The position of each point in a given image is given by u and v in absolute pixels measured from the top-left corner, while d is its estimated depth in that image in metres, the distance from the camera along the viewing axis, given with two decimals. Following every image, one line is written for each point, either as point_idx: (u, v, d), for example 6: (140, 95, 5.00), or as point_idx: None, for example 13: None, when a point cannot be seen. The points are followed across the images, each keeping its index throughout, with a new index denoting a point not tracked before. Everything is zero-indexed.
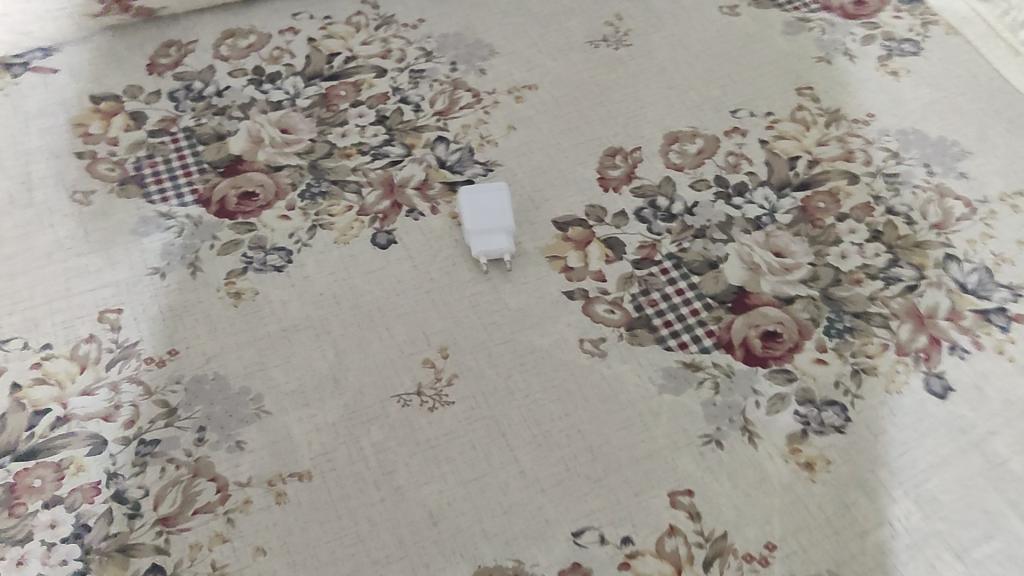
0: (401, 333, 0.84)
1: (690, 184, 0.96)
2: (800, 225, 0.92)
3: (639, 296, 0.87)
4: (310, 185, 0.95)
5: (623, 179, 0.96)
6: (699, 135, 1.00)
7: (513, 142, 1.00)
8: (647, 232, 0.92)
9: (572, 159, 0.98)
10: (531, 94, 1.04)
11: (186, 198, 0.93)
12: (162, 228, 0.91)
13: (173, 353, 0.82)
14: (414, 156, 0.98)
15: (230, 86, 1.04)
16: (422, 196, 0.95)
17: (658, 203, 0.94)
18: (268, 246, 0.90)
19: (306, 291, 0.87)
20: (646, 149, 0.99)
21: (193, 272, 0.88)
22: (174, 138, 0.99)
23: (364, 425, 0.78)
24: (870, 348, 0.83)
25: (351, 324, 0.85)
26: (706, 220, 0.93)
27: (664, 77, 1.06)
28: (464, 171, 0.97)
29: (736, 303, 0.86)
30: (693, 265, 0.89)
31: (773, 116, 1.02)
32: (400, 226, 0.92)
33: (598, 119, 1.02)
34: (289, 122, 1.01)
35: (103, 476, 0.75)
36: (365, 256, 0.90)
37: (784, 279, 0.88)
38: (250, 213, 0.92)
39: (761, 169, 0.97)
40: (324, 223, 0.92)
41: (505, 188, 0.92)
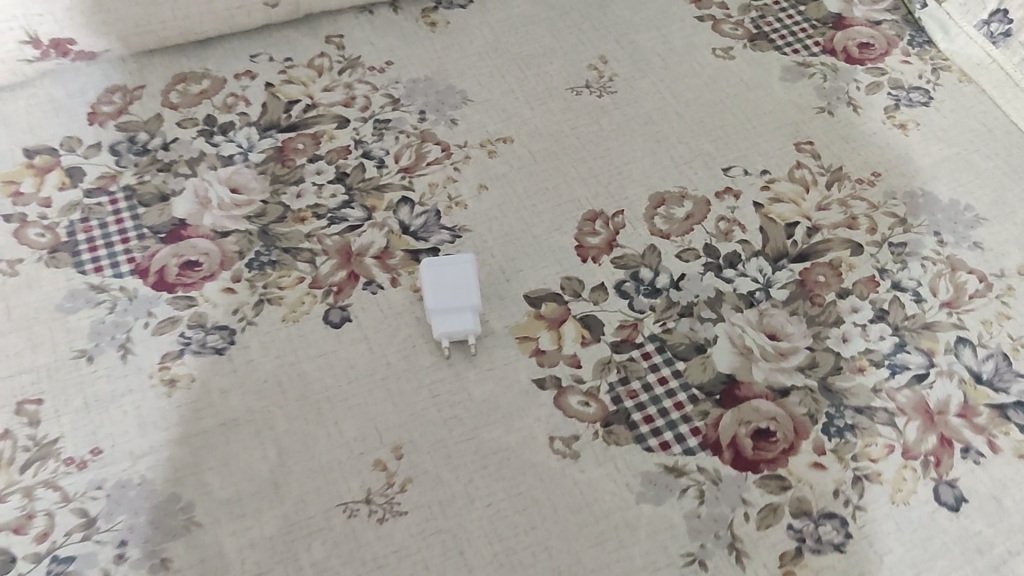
0: (352, 430, 0.75)
1: (677, 253, 0.87)
2: (797, 302, 0.83)
3: (617, 387, 0.78)
4: (259, 253, 0.86)
5: (603, 248, 0.87)
6: (687, 197, 0.91)
7: (484, 203, 0.91)
8: (628, 309, 0.83)
9: (548, 223, 0.89)
10: (505, 148, 0.95)
11: (122, 268, 0.85)
12: (92, 303, 0.83)
13: (95, 452, 0.74)
14: (375, 219, 0.89)
15: (177, 139, 0.95)
16: (381, 265, 0.86)
17: (641, 275, 0.85)
18: (209, 324, 0.81)
19: (248, 378, 0.78)
20: (630, 212, 0.90)
21: (123, 355, 0.79)
22: (113, 198, 0.90)
23: (305, 541, 0.70)
24: (874, 450, 0.75)
25: (297, 418, 0.76)
26: (694, 295, 0.84)
27: (651, 128, 0.97)
28: (429, 237, 0.88)
29: (725, 395, 0.78)
30: (678, 349, 0.80)
31: (769, 175, 0.93)
32: (356, 301, 0.83)
33: (578, 177, 0.93)
34: (239, 180, 0.92)
35: None
36: (316, 337, 0.81)
37: (779, 367, 0.79)
38: (192, 285, 0.84)
39: (756, 237, 0.88)
40: (272, 296, 0.83)
41: (473, 258, 0.83)
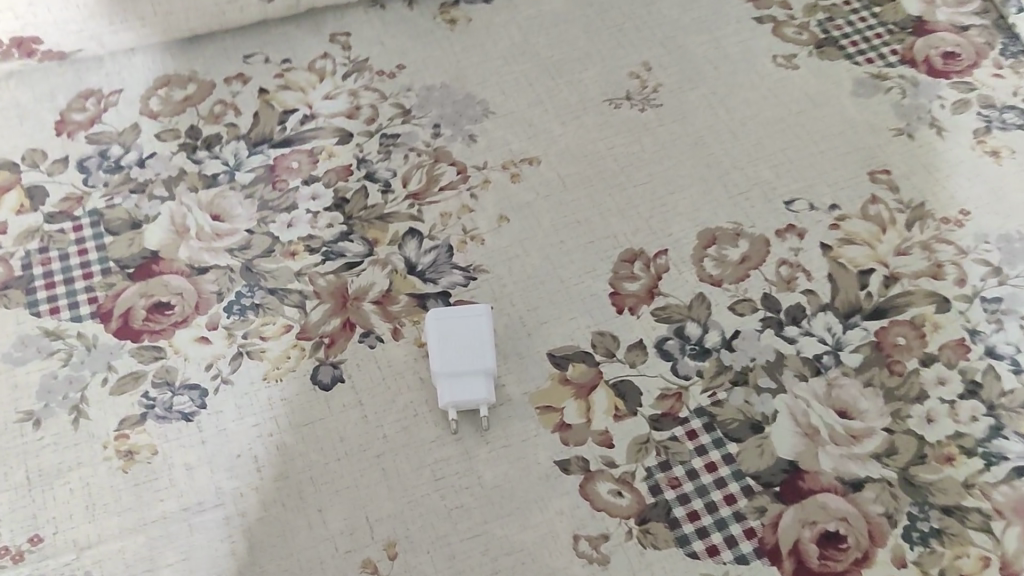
0: (337, 521, 0.63)
1: (730, 305, 0.74)
2: (872, 370, 0.70)
3: (656, 473, 0.65)
4: (240, 294, 0.74)
5: (643, 296, 0.74)
6: (743, 236, 0.78)
7: (504, 238, 0.78)
8: (671, 373, 0.70)
9: (578, 264, 0.76)
10: (530, 171, 0.82)
11: (81, 310, 0.73)
12: (44, 353, 0.71)
13: (35, 541, 0.63)
14: (377, 255, 0.76)
15: (155, 153, 0.83)
16: (382, 313, 0.73)
17: (686, 332, 0.72)
18: (177, 383, 0.70)
19: (218, 452, 0.66)
20: (675, 253, 0.77)
21: (75, 419, 0.68)
22: (77, 224, 0.79)
23: None
24: (964, 564, 0.62)
25: (274, 503, 0.64)
26: (750, 358, 0.71)
27: (700, 151, 0.84)
28: (438, 279, 0.75)
29: (786, 488, 0.65)
30: (731, 427, 0.67)
31: (838, 211, 0.79)
32: (350, 356, 0.71)
33: (614, 207, 0.80)
34: (222, 204, 0.80)
35: None
36: (301, 401, 0.69)
37: (850, 453, 0.66)
38: (160, 333, 0.72)
39: (823, 287, 0.75)
40: (252, 349, 0.71)
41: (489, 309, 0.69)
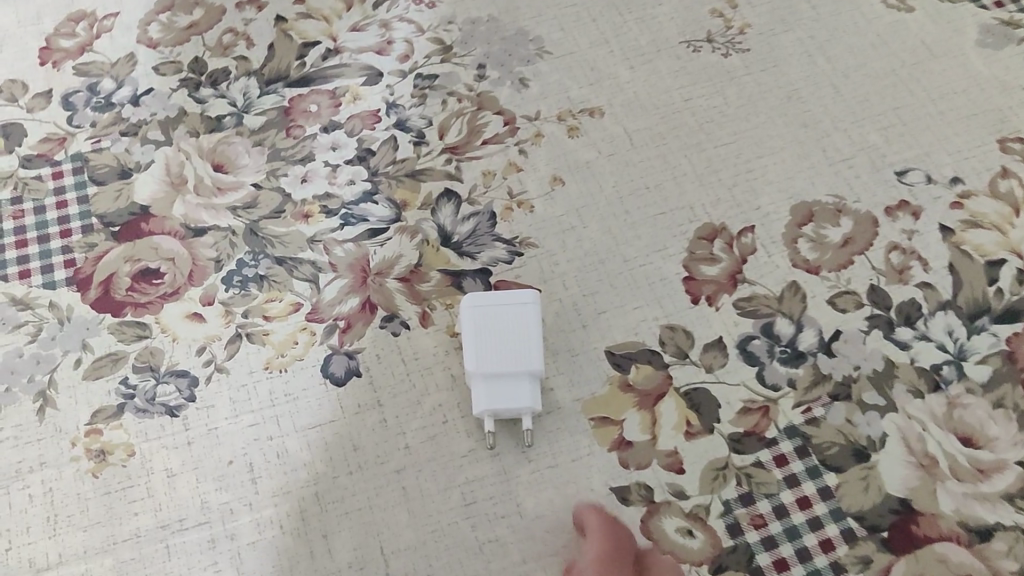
0: (346, 551, 0.52)
1: (830, 299, 0.61)
2: (1003, 388, 0.57)
3: (735, 509, 0.53)
4: (242, 262, 0.62)
5: (723, 282, 0.61)
6: (846, 213, 0.64)
7: (557, 205, 0.65)
8: (756, 382, 0.57)
9: (646, 241, 0.63)
10: (591, 124, 0.69)
11: (55, 274, 0.62)
12: (9, 326, 0.60)
13: None
14: (405, 222, 0.64)
15: (152, 89, 0.71)
16: (408, 292, 0.61)
17: (775, 330, 0.59)
18: (163, 369, 0.58)
19: (207, 457, 0.55)
20: (763, 231, 0.64)
21: (40, 409, 0.57)
22: (57, 170, 0.67)
23: None
24: None
25: (270, 524, 0.53)
26: (852, 367, 0.58)
27: (795, 109, 0.70)
28: (477, 252, 0.63)
29: (895, 534, 0.53)
30: (829, 454, 0.55)
31: (962, 186, 0.66)
32: (369, 344, 0.59)
33: (691, 172, 0.67)
34: (227, 153, 0.67)
35: None
36: (309, 399, 0.57)
37: (976, 492, 0.54)
38: (145, 307, 0.60)
39: (943, 280, 0.62)
40: (253, 332, 0.59)
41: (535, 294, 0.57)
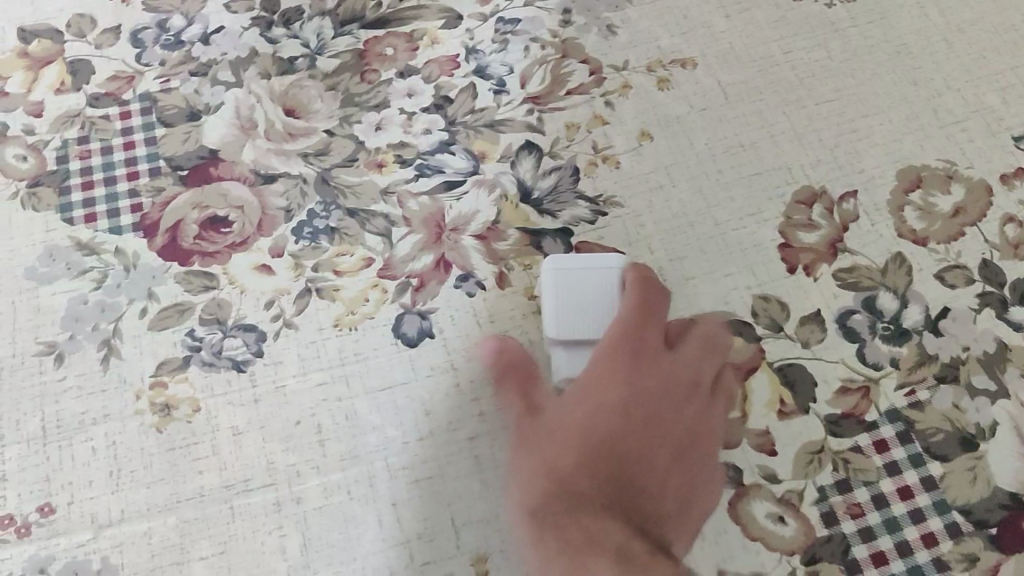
0: (415, 521, 0.50)
1: (938, 273, 0.56)
2: None
3: (831, 497, 0.50)
4: (313, 213, 0.59)
5: (822, 252, 0.57)
6: (957, 179, 0.60)
7: (644, 161, 0.61)
8: (855, 361, 0.54)
9: (739, 204, 0.59)
10: (683, 76, 0.65)
11: (121, 219, 0.60)
12: (74, 271, 0.58)
13: (45, 511, 0.51)
14: (483, 175, 0.61)
15: (223, 28, 0.68)
16: (485, 250, 0.58)
17: (878, 305, 0.55)
18: (230, 323, 0.56)
19: (273, 416, 0.53)
20: (867, 196, 0.59)
21: (104, 359, 0.55)
22: (125, 110, 0.64)
23: None
24: None
25: (337, 489, 0.51)
26: (961, 348, 0.54)
27: (905, 64, 0.65)
28: (558, 209, 0.59)
29: (1004, 531, 0.49)
30: (933, 441, 0.51)
31: None
32: (442, 304, 0.56)
33: (789, 131, 0.62)
34: (299, 97, 0.64)
35: None
36: (380, 359, 0.55)
37: None
38: (212, 257, 0.58)
39: None
40: (323, 287, 0.57)
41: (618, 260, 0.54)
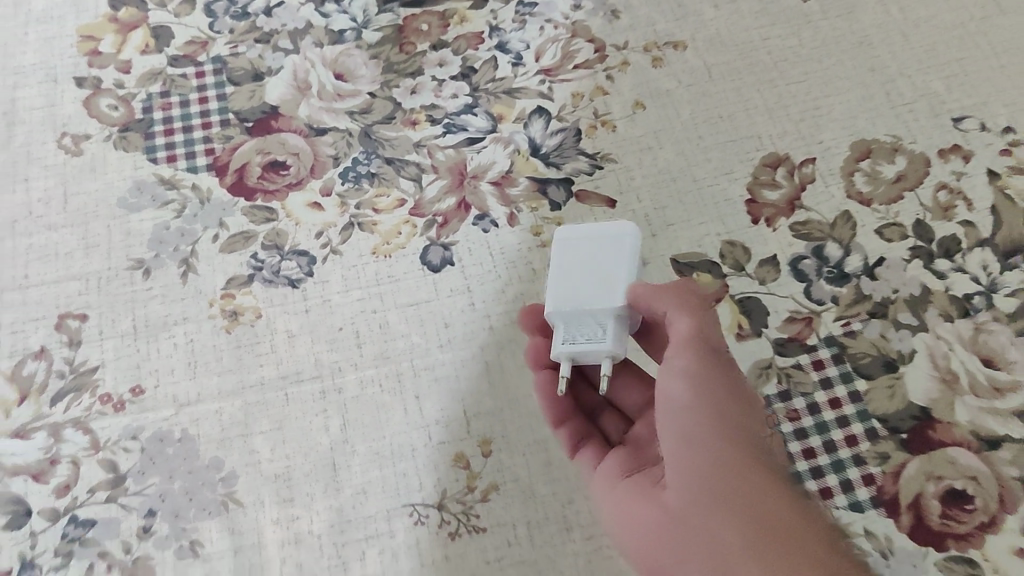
0: (434, 410, 0.62)
1: (878, 228, 0.67)
2: None
3: (774, 403, 0.62)
4: (357, 160, 0.71)
5: (781, 207, 0.68)
6: (901, 151, 0.70)
7: (637, 128, 0.72)
8: (802, 297, 0.65)
9: (715, 165, 0.70)
10: (674, 57, 0.76)
11: (198, 160, 0.71)
12: (159, 202, 0.70)
13: (136, 392, 0.63)
14: (500, 133, 0.72)
15: (284, 3, 0.79)
16: (500, 195, 0.70)
17: (825, 252, 0.67)
18: (287, 247, 0.68)
19: (321, 323, 0.65)
20: (823, 163, 0.70)
21: (184, 273, 0.67)
22: (199, 70, 0.76)
23: (359, 545, 0.57)
24: None
25: (372, 382, 0.63)
26: (892, 290, 0.65)
27: (865, 53, 0.75)
28: (562, 164, 0.71)
29: (913, 437, 0.60)
30: (862, 363, 0.63)
31: (1014, 134, 0.71)
32: (462, 238, 0.68)
33: (761, 106, 0.73)
34: (347, 63, 0.76)
35: (15, 565, 0.57)
36: (409, 281, 0.66)
37: (990, 408, 0.61)
38: (273, 194, 0.70)
39: (985, 219, 0.67)
40: (364, 221, 0.69)
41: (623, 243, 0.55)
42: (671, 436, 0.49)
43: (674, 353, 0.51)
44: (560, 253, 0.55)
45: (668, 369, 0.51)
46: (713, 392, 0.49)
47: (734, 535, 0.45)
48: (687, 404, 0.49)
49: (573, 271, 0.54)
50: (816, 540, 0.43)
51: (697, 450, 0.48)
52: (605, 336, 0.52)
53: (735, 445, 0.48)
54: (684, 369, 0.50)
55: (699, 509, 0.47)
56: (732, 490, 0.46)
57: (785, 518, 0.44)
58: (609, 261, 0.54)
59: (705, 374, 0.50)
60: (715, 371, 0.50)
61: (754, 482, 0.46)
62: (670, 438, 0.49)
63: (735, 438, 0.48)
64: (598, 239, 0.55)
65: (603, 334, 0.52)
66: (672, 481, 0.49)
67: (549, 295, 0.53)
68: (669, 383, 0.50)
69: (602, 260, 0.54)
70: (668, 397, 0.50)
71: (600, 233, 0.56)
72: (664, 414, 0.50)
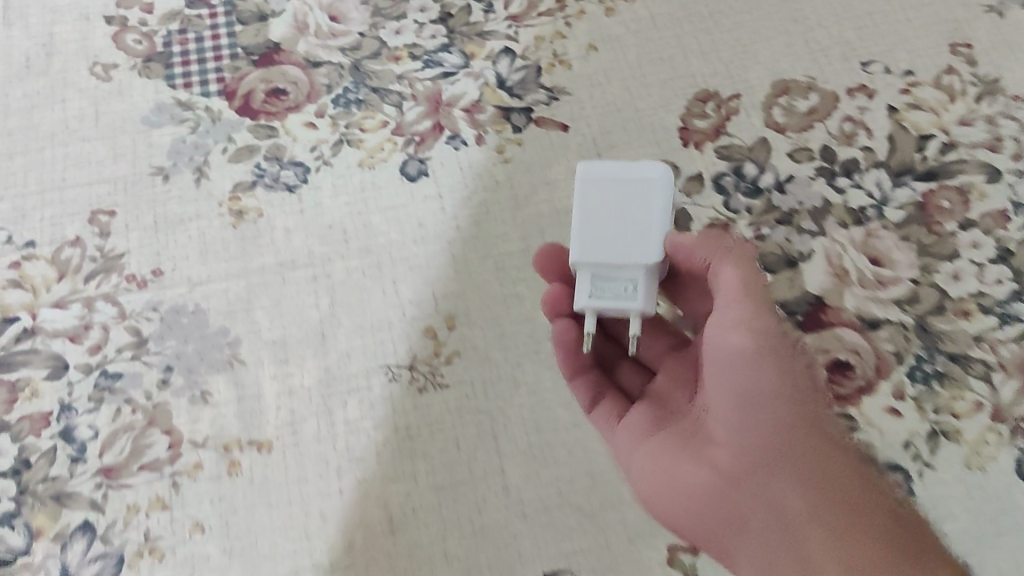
0: (408, 292, 0.73)
1: (790, 152, 0.79)
2: (911, 226, 0.75)
3: None
4: (347, 89, 0.83)
5: (708, 134, 0.80)
6: (815, 89, 0.82)
7: (590, 67, 0.84)
8: (722, 206, 0.77)
9: (655, 98, 0.82)
10: (624, 7, 0.87)
11: (210, 87, 0.83)
12: (176, 120, 0.81)
13: (157, 273, 0.74)
14: (471, 69, 0.84)
15: None
16: (469, 120, 0.81)
17: (743, 171, 0.78)
18: (286, 158, 0.79)
19: (314, 221, 0.76)
20: (747, 98, 0.82)
21: (197, 179, 0.78)
22: (212, 11, 0.87)
23: (342, 396, 0.69)
24: (959, 405, 0.68)
25: (355, 270, 0.74)
26: (798, 202, 0.77)
27: (790, 7, 0.87)
28: (523, 95, 0.82)
29: (808, 318, 0.72)
30: (768, 260, 0.74)
31: (912, 77, 0.82)
32: (435, 154, 0.80)
33: (697, 50, 0.85)
34: (340, 8, 0.87)
35: (56, 407, 0.69)
36: (389, 188, 0.78)
37: (874, 295, 0.72)
38: (275, 115, 0.81)
39: (881, 146, 0.79)
40: (352, 139, 0.80)
41: (660, 187, 0.55)
42: (728, 390, 0.55)
43: (726, 301, 0.55)
44: (588, 192, 0.55)
45: (720, 321, 0.55)
46: (772, 357, 0.54)
47: (805, 500, 0.52)
48: (749, 360, 0.54)
49: (597, 219, 0.55)
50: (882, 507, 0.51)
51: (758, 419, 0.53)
52: (636, 294, 0.55)
53: (791, 407, 0.54)
54: (744, 320, 0.54)
55: (763, 470, 0.53)
56: (802, 463, 0.53)
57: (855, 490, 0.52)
58: (640, 212, 0.55)
59: (763, 331, 0.54)
60: (768, 331, 0.54)
61: (813, 444, 0.53)
62: (727, 396, 0.54)
63: (792, 396, 0.54)
64: (625, 180, 0.55)
65: (634, 291, 0.55)
66: (729, 444, 0.55)
67: (574, 245, 0.55)
68: (726, 334, 0.54)
69: (632, 208, 0.55)
70: (730, 352, 0.54)
71: (630, 174, 0.56)
72: (720, 364, 0.55)
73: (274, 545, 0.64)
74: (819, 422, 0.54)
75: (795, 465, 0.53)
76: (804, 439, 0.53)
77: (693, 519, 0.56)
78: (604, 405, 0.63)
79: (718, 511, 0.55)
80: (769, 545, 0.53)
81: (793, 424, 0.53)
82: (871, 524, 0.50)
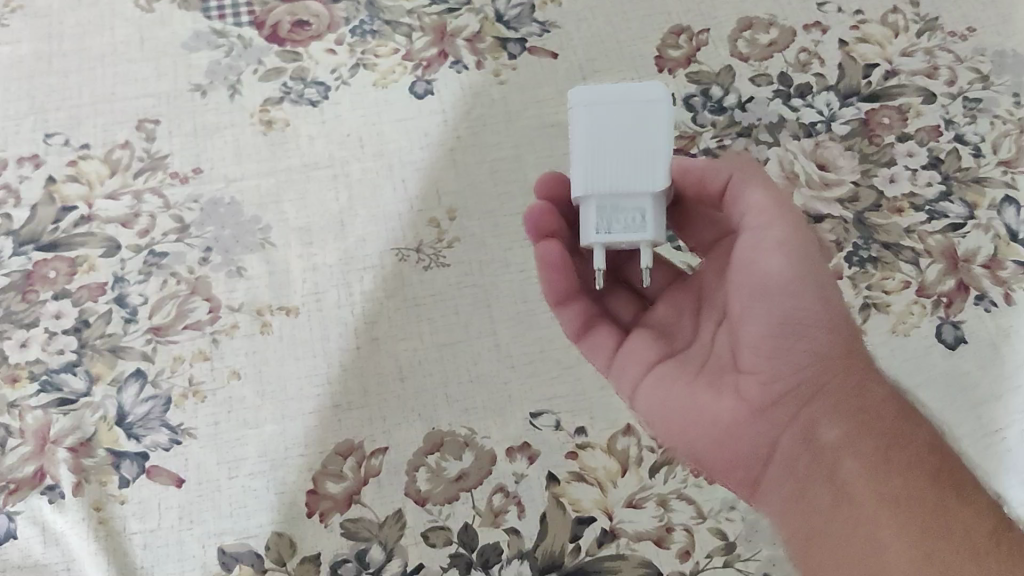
0: (415, 189, 0.84)
1: (751, 77, 0.90)
2: (855, 139, 0.86)
3: None
4: (363, 21, 0.93)
5: (680, 62, 0.91)
6: (775, 25, 0.93)
7: (577, 4, 0.95)
8: (690, 122, 0.88)
9: (634, 32, 0.93)
10: None
11: (242, 18, 0.93)
12: (212, 45, 0.92)
13: (197, 171, 0.85)
14: (473, 5, 0.94)
15: None
16: (470, 48, 0.92)
17: (710, 92, 0.89)
18: (309, 79, 0.90)
19: (333, 131, 0.87)
20: (715, 32, 0.93)
21: (232, 94, 0.89)
22: None
23: (359, 272, 0.80)
24: (889, 283, 0.79)
25: (370, 171, 0.85)
26: (756, 118, 0.88)
27: None
28: (519, 28, 0.93)
29: None
30: None
31: (861, 15, 0.93)
32: (440, 77, 0.90)
33: None
34: None
35: (110, 279, 0.79)
36: (399, 104, 0.89)
37: (819, 196, 0.83)
38: (299, 43, 0.92)
39: (831, 73, 0.90)
40: (367, 63, 0.91)
41: (663, 109, 0.54)
42: (767, 317, 0.59)
43: (764, 223, 0.59)
44: (587, 120, 0.54)
45: (759, 241, 0.59)
46: (808, 284, 0.58)
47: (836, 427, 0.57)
48: (788, 284, 0.58)
49: (600, 151, 0.54)
50: (911, 433, 0.55)
51: (790, 348, 0.58)
52: (645, 226, 0.56)
53: (825, 334, 0.58)
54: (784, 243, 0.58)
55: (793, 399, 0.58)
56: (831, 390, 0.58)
57: (884, 415, 0.56)
58: (643, 139, 0.54)
59: (799, 252, 0.58)
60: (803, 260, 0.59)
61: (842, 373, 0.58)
62: (765, 323, 0.59)
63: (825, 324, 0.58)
64: (626, 105, 0.54)
65: (643, 223, 0.56)
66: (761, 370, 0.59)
67: (577, 178, 0.55)
68: (765, 256, 0.59)
69: (635, 136, 0.54)
70: (767, 274, 0.58)
71: (631, 98, 0.54)
72: (757, 290, 0.59)
73: (299, 389, 0.75)
74: (848, 350, 0.59)
75: (827, 395, 0.58)
76: (835, 367, 0.58)
77: (721, 446, 0.61)
78: (604, 332, 0.67)
79: (747, 439, 0.60)
80: (796, 469, 0.58)
81: (826, 353, 0.58)
82: (905, 449, 0.54)
